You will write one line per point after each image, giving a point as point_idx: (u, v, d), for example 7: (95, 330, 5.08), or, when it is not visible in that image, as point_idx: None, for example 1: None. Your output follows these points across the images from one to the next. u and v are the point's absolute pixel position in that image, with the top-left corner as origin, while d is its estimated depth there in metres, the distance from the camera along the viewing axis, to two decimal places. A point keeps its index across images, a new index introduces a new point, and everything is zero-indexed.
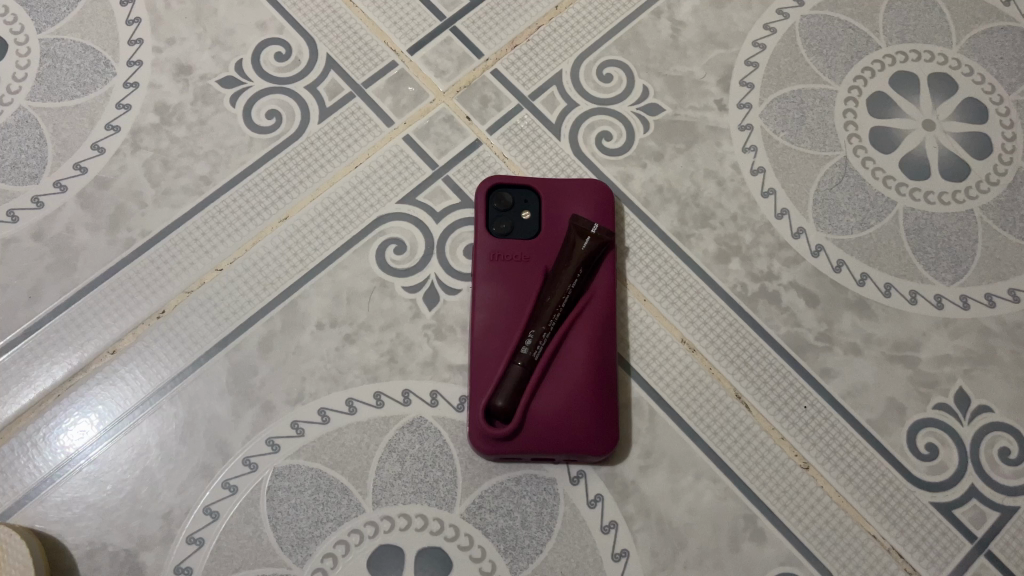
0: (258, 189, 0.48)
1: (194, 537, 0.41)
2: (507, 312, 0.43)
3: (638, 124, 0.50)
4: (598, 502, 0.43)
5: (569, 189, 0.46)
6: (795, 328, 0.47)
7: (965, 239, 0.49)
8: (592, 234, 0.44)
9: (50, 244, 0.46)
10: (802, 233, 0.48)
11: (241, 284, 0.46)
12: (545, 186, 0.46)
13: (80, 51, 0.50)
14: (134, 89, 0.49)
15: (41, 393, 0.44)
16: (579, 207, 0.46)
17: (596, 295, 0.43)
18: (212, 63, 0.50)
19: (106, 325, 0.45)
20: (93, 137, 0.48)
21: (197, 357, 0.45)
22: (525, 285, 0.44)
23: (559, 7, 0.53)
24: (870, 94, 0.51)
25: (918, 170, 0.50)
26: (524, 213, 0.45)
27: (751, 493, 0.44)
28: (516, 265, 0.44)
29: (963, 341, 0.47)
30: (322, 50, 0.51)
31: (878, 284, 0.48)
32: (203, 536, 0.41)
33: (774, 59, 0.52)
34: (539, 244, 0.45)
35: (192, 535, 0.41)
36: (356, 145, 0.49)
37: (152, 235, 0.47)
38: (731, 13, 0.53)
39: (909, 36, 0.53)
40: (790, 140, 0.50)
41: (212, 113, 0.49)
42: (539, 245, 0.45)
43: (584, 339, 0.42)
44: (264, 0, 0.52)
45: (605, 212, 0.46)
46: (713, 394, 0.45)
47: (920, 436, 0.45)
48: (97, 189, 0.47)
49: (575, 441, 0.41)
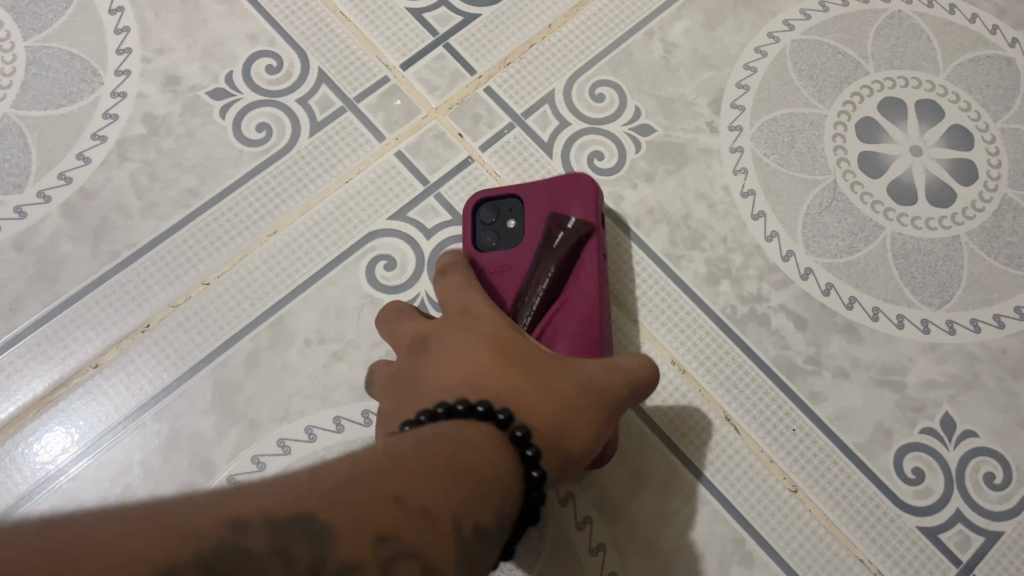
0: (247, 203, 0.47)
1: (259, 460, 0.42)
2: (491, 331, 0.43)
3: (630, 144, 0.50)
4: (587, 524, 0.43)
5: (548, 192, 0.45)
6: (784, 351, 0.47)
7: (952, 265, 0.49)
8: (565, 229, 0.43)
9: (32, 255, 0.45)
10: (791, 256, 0.49)
11: (227, 299, 0.45)
12: (529, 194, 0.45)
13: (67, 59, 0.49)
14: (122, 99, 0.49)
15: (21, 407, 0.43)
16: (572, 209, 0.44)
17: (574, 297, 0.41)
18: (202, 75, 0.50)
19: (90, 338, 0.44)
20: (78, 147, 0.47)
21: (182, 372, 0.44)
22: (506, 294, 0.43)
23: (552, 26, 0.53)
24: (859, 119, 0.52)
25: (906, 196, 0.50)
26: (510, 222, 0.45)
27: (739, 516, 0.44)
28: (497, 275, 0.43)
29: (949, 366, 0.47)
30: (314, 64, 0.50)
31: (865, 308, 0.48)
32: (265, 461, 0.42)
33: (765, 83, 0.52)
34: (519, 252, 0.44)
35: (257, 458, 0.42)
36: (347, 160, 0.48)
37: (138, 247, 0.46)
38: (722, 36, 0.53)
39: (897, 63, 0.53)
40: (780, 163, 0.50)
41: (201, 125, 0.49)
42: (519, 252, 0.44)
43: (563, 338, 0.40)
44: (256, 13, 0.51)
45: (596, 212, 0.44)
46: (702, 415, 0.45)
47: (906, 461, 0.45)
48: (82, 200, 0.46)
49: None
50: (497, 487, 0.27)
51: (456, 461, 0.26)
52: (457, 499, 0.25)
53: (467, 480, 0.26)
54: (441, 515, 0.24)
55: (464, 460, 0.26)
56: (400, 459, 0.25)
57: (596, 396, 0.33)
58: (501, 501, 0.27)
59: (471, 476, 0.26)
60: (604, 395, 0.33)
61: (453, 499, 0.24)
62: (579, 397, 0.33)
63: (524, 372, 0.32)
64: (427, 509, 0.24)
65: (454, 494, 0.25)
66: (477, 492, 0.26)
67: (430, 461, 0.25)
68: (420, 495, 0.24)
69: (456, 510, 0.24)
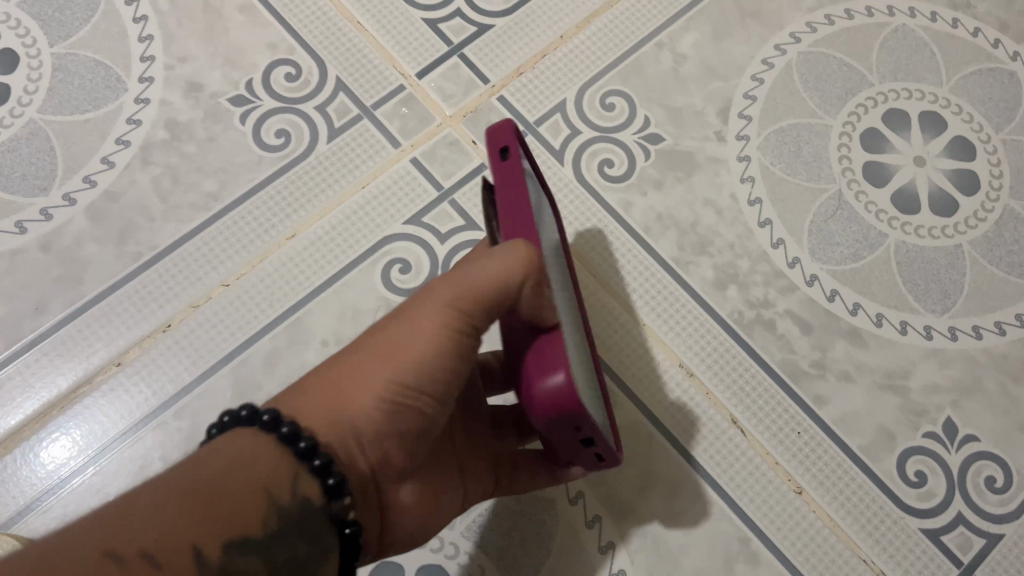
0: (266, 207, 0.48)
1: None
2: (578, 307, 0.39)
3: (640, 152, 0.51)
4: (596, 523, 0.44)
5: None
6: (790, 356, 0.48)
7: (954, 272, 0.50)
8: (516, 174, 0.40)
9: (57, 256, 0.46)
10: (797, 263, 0.50)
11: (246, 301, 0.46)
12: None
13: (92, 66, 0.51)
14: (145, 105, 0.50)
15: (45, 403, 0.44)
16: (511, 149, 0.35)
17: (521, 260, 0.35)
18: (223, 82, 0.51)
19: (114, 337, 0.45)
20: (103, 151, 0.49)
21: (201, 371, 0.45)
22: None
23: (564, 37, 0.54)
24: (863, 130, 0.53)
25: (909, 205, 0.51)
26: None
27: (745, 516, 0.45)
28: None
29: (951, 371, 0.48)
30: (332, 72, 0.52)
31: (870, 314, 0.49)
32: None
33: (772, 93, 0.54)
34: None
35: None
36: (364, 166, 0.50)
37: (160, 249, 0.47)
38: (730, 47, 0.55)
39: (901, 75, 0.55)
40: (786, 172, 0.52)
41: (222, 131, 0.50)
42: None
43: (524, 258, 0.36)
44: (276, 22, 0.53)
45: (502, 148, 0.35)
46: (709, 418, 0.46)
47: (908, 464, 0.46)
48: (106, 203, 0.48)
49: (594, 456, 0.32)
50: (263, 483, 0.28)
51: (191, 487, 0.26)
52: (190, 518, 0.25)
53: (206, 502, 0.26)
54: (170, 547, 0.24)
55: (204, 488, 0.26)
56: (123, 508, 0.25)
57: (420, 326, 0.32)
58: (273, 491, 0.28)
59: (204, 502, 0.26)
60: (432, 314, 0.32)
61: (185, 525, 0.25)
62: (404, 339, 0.32)
63: (330, 372, 0.33)
64: (146, 550, 0.24)
65: (188, 520, 0.25)
66: (225, 504, 0.27)
67: (158, 502, 0.25)
68: (149, 534, 0.24)
69: (191, 535, 0.25)
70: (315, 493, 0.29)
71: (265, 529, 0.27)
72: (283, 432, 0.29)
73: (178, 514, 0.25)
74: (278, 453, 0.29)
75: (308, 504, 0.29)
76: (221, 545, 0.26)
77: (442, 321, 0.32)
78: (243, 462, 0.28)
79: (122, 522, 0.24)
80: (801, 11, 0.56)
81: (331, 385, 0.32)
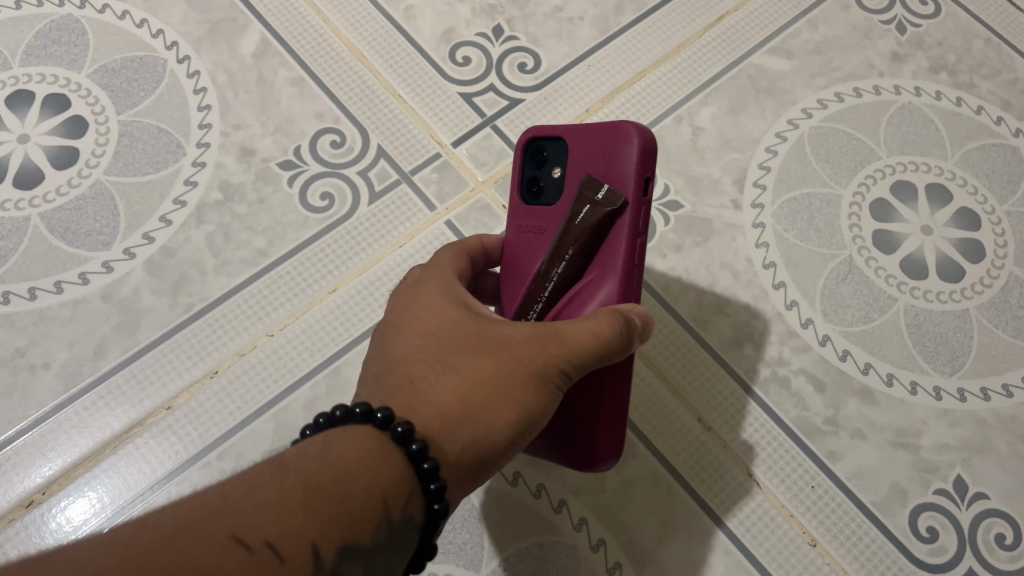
0: (311, 264, 0.52)
1: None
2: (514, 278, 0.41)
3: (660, 218, 0.55)
4: (616, 568, 0.46)
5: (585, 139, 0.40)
6: (803, 413, 0.50)
7: (962, 335, 0.52)
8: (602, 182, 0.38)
9: (117, 305, 0.50)
10: (810, 324, 0.52)
11: (290, 350, 0.50)
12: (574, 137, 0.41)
13: (155, 132, 0.55)
14: (201, 168, 0.54)
15: (99, 442, 0.47)
16: (588, 168, 0.40)
17: (595, 285, 0.37)
18: (273, 148, 0.55)
19: (167, 383, 0.48)
20: (162, 210, 0.53)
21: (246, 417, 0.48)
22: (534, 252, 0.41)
23: (588, 111, 0.58)
24: (872, 199, 0.56)
25: (918, 271, 0.54)
26: (555, 171, 0.42)
27: (760, 567, 0.47)
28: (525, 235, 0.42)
29: (961, 431, 0.50)
30: (374, 140, 0.56)
31: (880, 373, 0.51)
32: None
33: (785, 164, 0.57)
34: (553, 214, 0.41)
35: None
36: (403, 227, 0.53)
37: (210, 301, 0.50)
38: (746, 121, 0.58)
39: (908, 149, 0.58)
40: (800, 239, 0.54)
41: (271, 192, 0.54)
42: (553, 214, 0.41)
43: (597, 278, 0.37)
44: (323, 94, 0.57)
45: (646, 179, 0.37)
46: (727, 470, 0.48)
47: (920, 520, 0.48)
48: (163, 257, 0.51)
49: (604, 435, 0.37)
50: (379, 492, 0.29)
51: (317, 482, 0.28)
52: (316, 524, 0.27)
53: (329, 502, 0.27)
54: (291, 544, 0.26)
55: (334, 489, 0.28)
56: (250, 494, 0.27)
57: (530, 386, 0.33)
58: (388, 500, 0.29)
59: (329, 501, 0.27)
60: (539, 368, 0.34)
61: (305, 526, 0.27)
62: (517, 396, 0.33)
63: (462, 406, 0.32)
64: (271, 541, 0.26)
65: (312, 519, 0.27)
66: (344, 505, 0.28)
67: (281, 493, 0.27)
68: (293, 529, 0.26)
69: (321, 536, 0.27)
70: (417, 511, 0.30)
71: (374, 538, 0.28)
72: (414, 450, 0.30)
73: (302, 508, 0.27)
74: (395, 466, 0.30)
75: (413, 523, 0.30)
76: (336, 549, 0.27)
77: (543, 370, 0.34)
78: (361, 465, 0.29)
79: (246, 508, 0.26)
80: (812, 88, 0.60)
81: (447, 395, 0.33)
